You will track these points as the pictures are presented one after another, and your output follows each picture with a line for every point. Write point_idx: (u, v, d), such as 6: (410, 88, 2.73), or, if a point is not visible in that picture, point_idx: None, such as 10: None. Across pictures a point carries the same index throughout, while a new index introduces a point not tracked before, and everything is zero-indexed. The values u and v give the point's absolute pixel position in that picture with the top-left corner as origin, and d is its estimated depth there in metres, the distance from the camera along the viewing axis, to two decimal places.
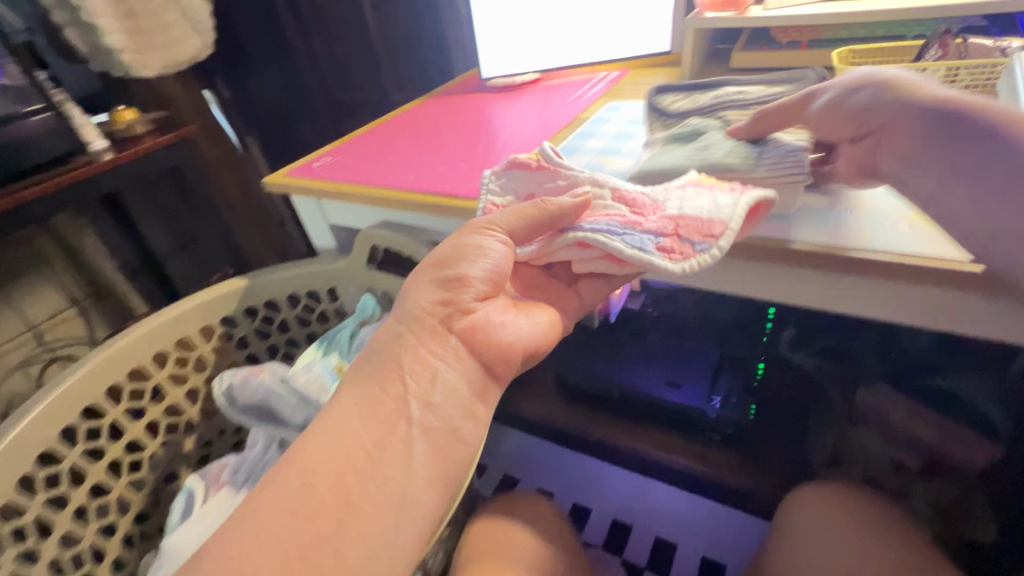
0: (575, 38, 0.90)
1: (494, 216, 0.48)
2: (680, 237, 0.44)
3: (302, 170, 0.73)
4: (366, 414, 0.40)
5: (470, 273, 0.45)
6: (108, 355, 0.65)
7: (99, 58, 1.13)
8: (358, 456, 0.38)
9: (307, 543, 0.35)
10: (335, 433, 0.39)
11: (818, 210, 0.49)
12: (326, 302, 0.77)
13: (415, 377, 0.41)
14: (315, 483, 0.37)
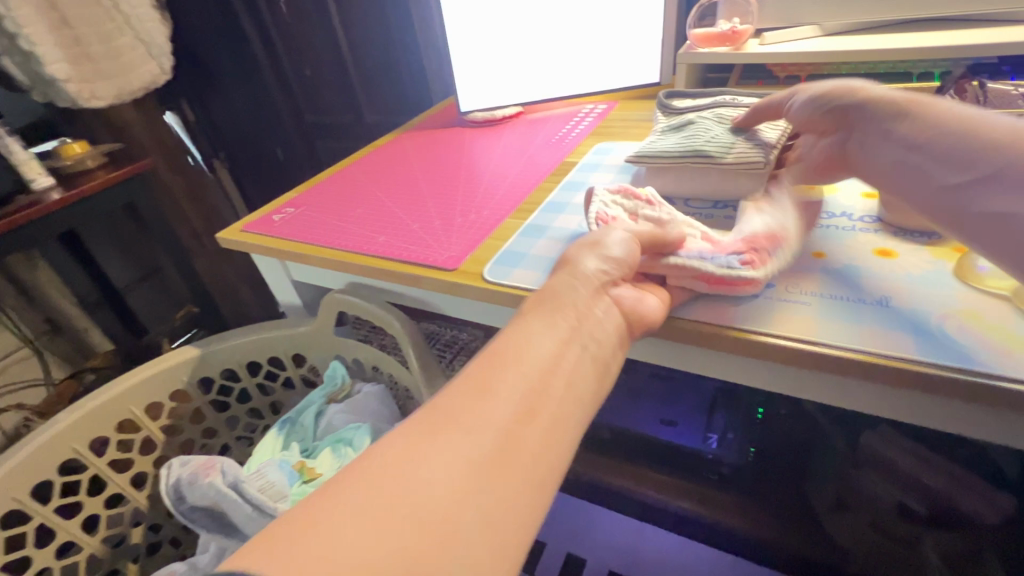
0: (560, 68, 0.84)
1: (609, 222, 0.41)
2: (756, 250, 0.42)
3: (261, 224, 0.66)
4: (553, 327, 0.31)
5: (589, 267, 0.36)
6: (35, 449, 0.56)
7: (42, 88, 1.04)
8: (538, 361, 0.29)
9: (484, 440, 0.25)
10: (517, 349, 0.29)
11: (848, 297, 0.39)
12: (290, 369, 0.69)
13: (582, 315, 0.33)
14: (502, 394, 0.27)
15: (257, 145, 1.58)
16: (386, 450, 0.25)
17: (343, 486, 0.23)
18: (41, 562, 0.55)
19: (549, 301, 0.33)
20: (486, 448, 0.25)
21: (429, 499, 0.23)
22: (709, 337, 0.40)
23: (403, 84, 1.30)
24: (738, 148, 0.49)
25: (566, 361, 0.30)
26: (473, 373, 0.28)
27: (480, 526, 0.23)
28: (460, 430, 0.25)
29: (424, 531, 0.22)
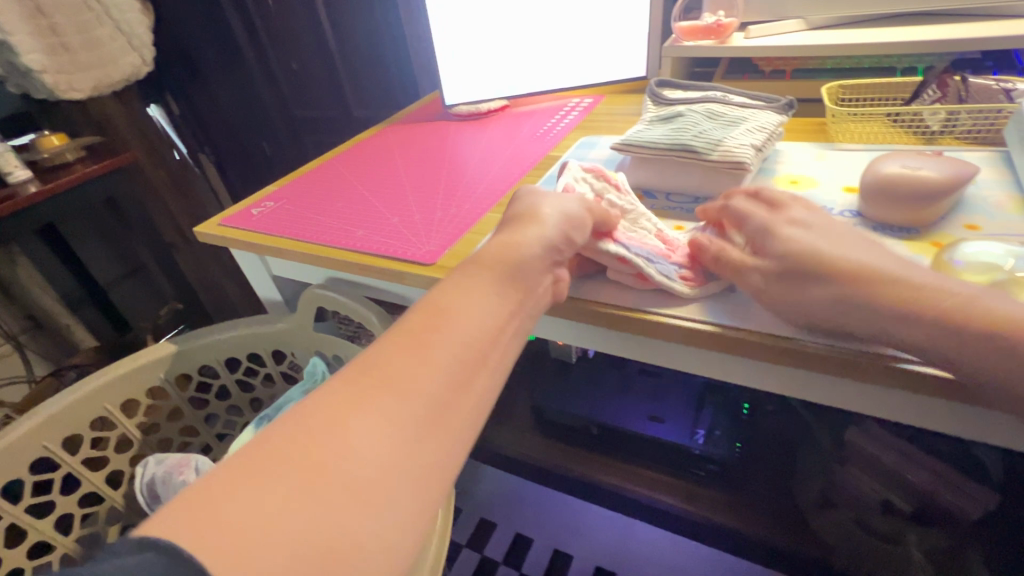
0: (546, 61, 0.83)
1: (563, 199, 0.42)
2: (696, 269, 0.43)
3: (238, 218, 0.65)
4: (489, 297, 0.32)
5: (536, 237, 0.37)
6: (4, 448, 0.55)
7: (17, 80, 1.01)
8: (476, 330, 0.29)
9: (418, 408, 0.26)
10: (457, 317, 0.30)
11: None
12: (271, 365, 0.68)
13: (523, 288, 0.34)
14: (437, 358, 0.27)
15: (243, 139, 1.56)
16: (316, 408, 0.25)
17: (274, 456, 0.23)
18: (12, 562, 0.54)
19: (489, 270, 0.34)
20: (421, 409, 0.26)
21: (363, 459, 0.23)
22: (692, 336, 0.40)
23: (390, 78, 1.29)
24: (726, 144, 0.47)
25: (501, 330, 0.31)
26: (406, 334, 0.29)
27: (411, 487, 0.24)
28: (395, 392, 0.26)
29: (358, 490, 0.23)
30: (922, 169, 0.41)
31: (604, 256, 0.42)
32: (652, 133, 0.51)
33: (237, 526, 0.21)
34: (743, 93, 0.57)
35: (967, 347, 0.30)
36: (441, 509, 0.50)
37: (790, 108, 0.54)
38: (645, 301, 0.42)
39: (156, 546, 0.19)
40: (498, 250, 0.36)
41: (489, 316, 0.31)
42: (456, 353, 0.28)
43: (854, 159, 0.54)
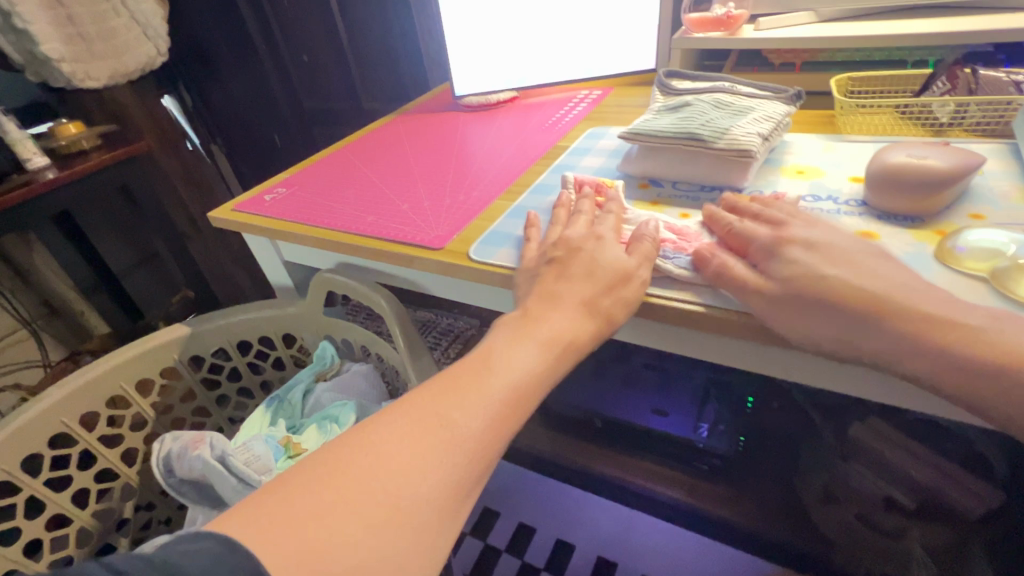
0: (555, 52, 0.84)
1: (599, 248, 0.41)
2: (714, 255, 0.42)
3: (252, 203, 0.66)
4: (539, 352, 0.34)
5: (582, 286, 0.38)
6: (23, 424, 0.57)
7: (36, 68, 1.04)
8: (524, 390, 0.32)
9: (466, 463, 0.29)
10: (508, 371, 0.32)
11: None
12: (281, 349, 0.70)
13: (570, 338, 0.35)
14: (482, 425, 0.30)
15: (254, 130, 1.58)
16: (372, 459, 0.27)
17: (338, 488, 0.26)
18: (31, 532, 0.56)
19: (529, 325, 0.36)
20: (464, 477, 0.28)
21: (411, 520, 0.26)
22: (703, 321, 0.40)
23: (400, 70, 1.30)
24: (732, 133, 0.48)
25: (543, 386, 0.33)
26: (453, 391, 0.31)
27: (447, 532, 0.28)
28: (443, 457, 0.28)
29: (404, 535, 0.26)
30: (928, 158, 0.42)
31: None
32: (661, 122, 0.52)
33: (304, 552, 0.24)
34: (752, 84, 0.57)
35: (988, 336, 0.31)
36: None
37: (798, 99, 0.54)
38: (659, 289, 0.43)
39: (215, 536, 0.23)
40: (546, 301, 0.38)
41: (535, 374, 0.33)
42: (505, 410, 0.31)
43: (861, 151, 0.54)
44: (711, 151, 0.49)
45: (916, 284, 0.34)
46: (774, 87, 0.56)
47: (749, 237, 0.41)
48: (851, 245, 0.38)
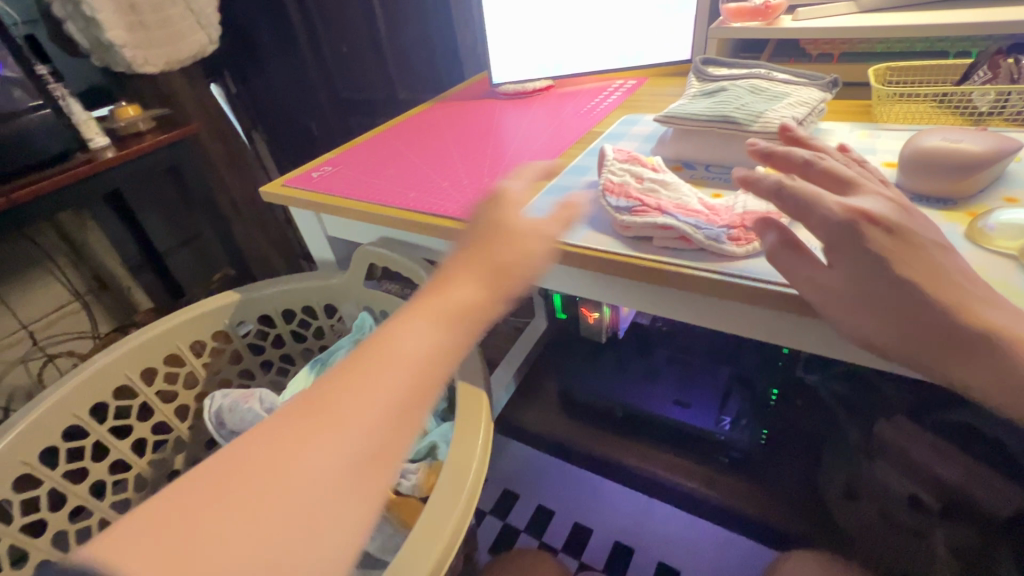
0: (591, 41, 0.86)
1: (509, 220, 0.41)
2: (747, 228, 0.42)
3: (300, 179, 0.70)
4: (432, 328, 0.34)
5: (482, 263, 0.38)
6: (92, 374, 0.62)
7: (101, 53, 1.11)
8: (416, 363, 0.33)
9: (356, 438, 0.29)
10: (400, 348, 0.33)
11: None
12: (323, 318, 0.74)
13: (463, 310, 0.36)
14: (374, 398, 0.31)
15: (293, 119, 1.64)
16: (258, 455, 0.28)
17: (227, 482, 0.27)
18: (95, 474, 0.61)
19: (425, 303, 0.36)
20: (358, 451, 0.29)
21: (300, 504, 0.27)
22: (738, 293, 0.40)
23: (435, 61, 1.33)
24: (767, 116, 0.49)
25: (438, 358, 0.34)
26: (342, 377, 0.32)
27: (345, 505, 0.28)
28: (332, 437, 0.29)
29: (296, 518, 0.27)
30: (963, 142, 0.42)
31: (650, 228, 0.43)
32: (697, 106, 0.53)
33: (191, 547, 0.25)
34: (787, 72, 0.58)
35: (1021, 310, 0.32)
36: (481, 438, 0.48)
37: (834, 86, 0.55)
38: (690, 258, 0.42)
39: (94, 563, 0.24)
40: (444, 280, 0.38)
41: (429, 348, 0.34)
42: (396, 384, 0.32)
43: (896, 138, 0.54)
44: (745, 133, 0.50)
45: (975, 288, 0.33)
46: (810, 75, 0.57)
47: (813, 215, 0.34)
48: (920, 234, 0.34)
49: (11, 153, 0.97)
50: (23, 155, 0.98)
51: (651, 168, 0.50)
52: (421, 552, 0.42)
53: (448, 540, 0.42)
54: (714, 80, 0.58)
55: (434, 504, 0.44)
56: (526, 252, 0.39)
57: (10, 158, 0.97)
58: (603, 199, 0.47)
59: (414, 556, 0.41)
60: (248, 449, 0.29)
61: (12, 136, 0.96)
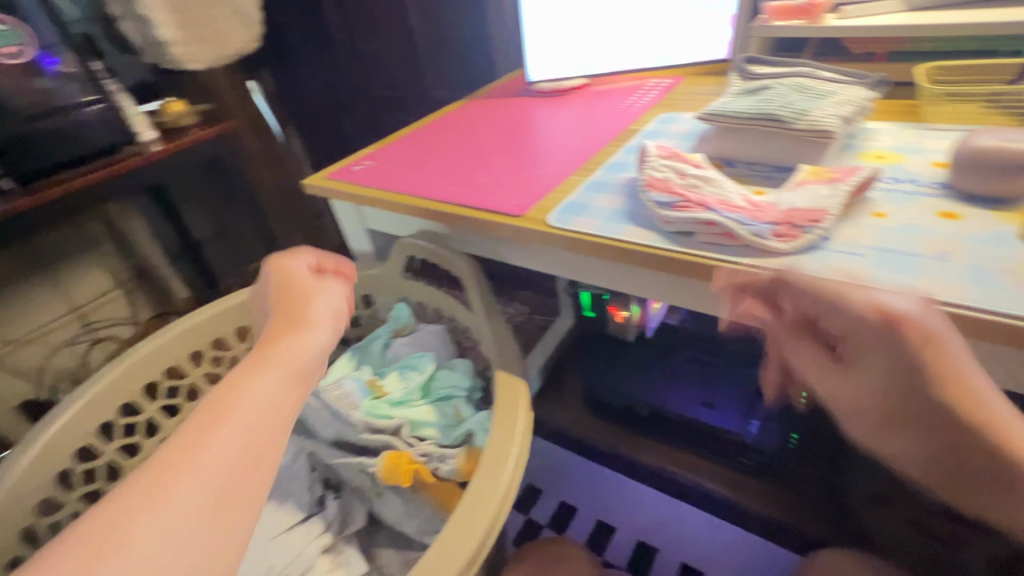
0: (629, 40, 0.86)
1: (311, 300, 0.50)
2: (791, 223, 0.42)
3: (342, 172, 0.72)
4: (272, 375, 0.40)
5: (306, 324, 0.47)
6: (145, 355, 0.65)
7: (151, 50, 1.15)
8: (261, 405, 0.38)
9: (213, 474, 0.33)
10: (242, 394, 0.38)
11: (911, 250, 0.39)
12: (359, 307, 0.77)
13: (296, 357, 0.43)
14: (226, 442, 0.35)
15: (327, 116, 1.67)
16: (98, 527, 0.30)
17: (72, 552, 0.28)
18: (147, 450, 0.65)
19: (261, 358, 0.42)
20: (208, 497, 0.32)
21: (157, 545, 0.30)
22: (784, 289, 0.40)
23: (468, 59, 1.35)
24: (812, 115, 0.49)
25: (282, 397, 0.40)
26: (182, 438, 0.35)
27: (207, 536, 0.31)
28: (184, 479, 0.32)
29: (153, 559, 0.29)
30: (1018, 142, 0.42)
31: (694, 224, 0.43)
32: (740, 103, 0.53)
33: None
34: (832, 71, 0.57)
35: None
36: (519, 426, 0.50)
37: (880, 85, 0.54)
38: (733, 255, 0.42)
39: None
40: (273, 342, 0.44)
41: (273, 388, 0.39)
42: (248, 422, 0.36)
43: (944, 138, 0.53)
44: (790, 131, 0.50)
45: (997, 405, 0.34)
46: (854, 75, 0.57)
47: (843, 319, 0.37)
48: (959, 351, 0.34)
49: (66, 145, 1.01)
50: (75, 147, 1.03)
51: (693, 164, 0.50)
52: (460, 538, 0.43)
53: (487, 526, 0.44)
54: (758, 77, 0.58)
55: (473, 490, 0.46)
56: (326, 318, 0.49)
57: (60, 149, 1.01)
58: (645, 194, 0.48)
59: (452, 544, 0.43)
60: (88, 524, 0.30)
61: (65, 128, 1.00)
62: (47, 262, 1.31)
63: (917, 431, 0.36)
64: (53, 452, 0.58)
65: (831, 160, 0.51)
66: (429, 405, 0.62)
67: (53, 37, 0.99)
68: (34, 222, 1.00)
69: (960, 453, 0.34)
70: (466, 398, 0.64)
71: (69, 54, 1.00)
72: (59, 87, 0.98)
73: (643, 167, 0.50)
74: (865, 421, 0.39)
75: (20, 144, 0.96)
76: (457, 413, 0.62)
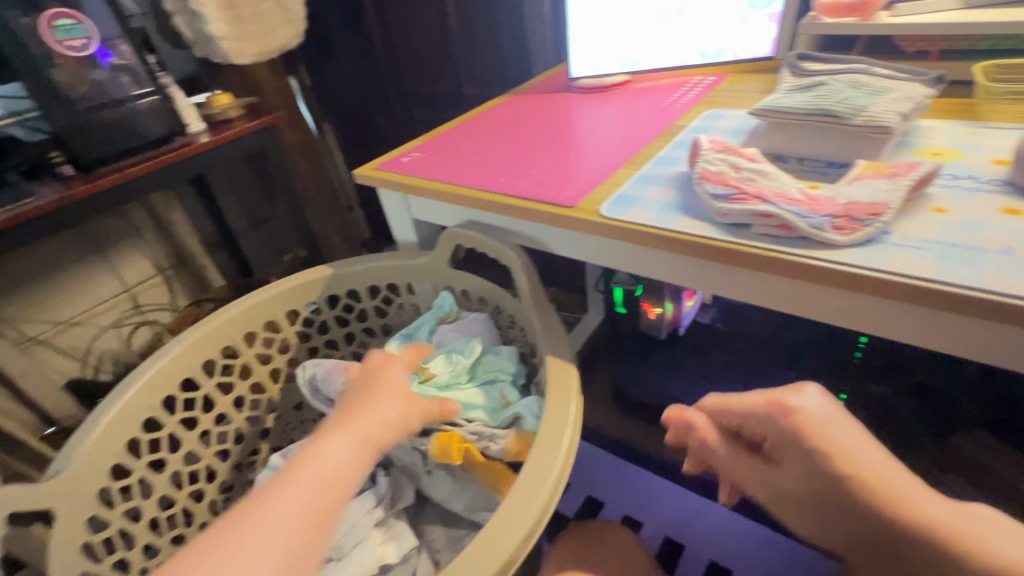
0: (673, 37, 0.86)
1: (390, 370, 0.57)
2: (850, 216, 0.42)
3: (391, 164, 0.74)
4: (346, 445, 0.47)
5: (384, 394, 0.53)
6: (205, 334, 0.68)
7: (202, 44, 1.20)
8: (334, 474, 0.44)
9: (286, 531, 0.40)
10: (319, 459, 0.45)
11: (976, 245, 0.39)
12: (403, 295, 0.79)
13: (371, 429, 0.49)
14: (299, 501, 0.41)
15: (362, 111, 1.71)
16: (205, 559, 0.37)
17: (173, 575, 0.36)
18: (204, 424, 0.67)
19: (341, 427, 0.49)
20: (292, 547, 0.39)
21: None
22: (845, 280, 0.40)
23: (504, 56, 1.36)
24: (870, 111, 0.49)
25: (349, 467, 0.46)
26: (271, 490, 0.42)
27: None
28: (261, 531, 0.39)
29: None
30: None
31: (750, 215, 0.44)
32: (794, 99, 0.54)
33: None
34: (888, 68, 0.57)
35: None
36: (572, 410, 0.51)
37: (939, 82, 0.54)
38: (789, 247, 0.43)
39: None
40: (353, 411, 0.51)
41: (344, 457, 0.46)
42: (318, 486, 0.43)
43: (1004, 137, 0.53)
44: (846, 127, 0.50)
45: (892, 470, 0.46)
46: (909, 72, 0.57)
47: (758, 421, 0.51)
48: (849, 440, 0.47)
49: (121, 134, 1.06)
50: (129, 138, 1.07)
51: (748, 158, 0.51)
52: (518, 514, 0.44)
53: (542, 504, 0.45)
54: (811, 74, 0.58)
55: (529, 468, 0.47)
56: (403, 391, 0.55)
57: (116, 140, 1.05)
58: (699, 186, 0.48)
59: (510, 520, 0.44)
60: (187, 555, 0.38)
61: (121, 119, 1.05)
62: (97, 248, 1.37)
63: (835, 507, 0.47)
64: (122, 421, 0.61)
65: (888, 155, 0.51)
66: (476, 388, 0.64)
67: (111, 30, 1.02)
68: (97, 207, 1.03)
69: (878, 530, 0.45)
70: (511, 383, 0.65)
71: (126, 47, 1.04)
72: (113, 79, 1.03)
73: (697, 161, 0.51)
74: (798, 503, 0.51)
75: (82, 132, 1.00)
76: (502, 396, 0.63)
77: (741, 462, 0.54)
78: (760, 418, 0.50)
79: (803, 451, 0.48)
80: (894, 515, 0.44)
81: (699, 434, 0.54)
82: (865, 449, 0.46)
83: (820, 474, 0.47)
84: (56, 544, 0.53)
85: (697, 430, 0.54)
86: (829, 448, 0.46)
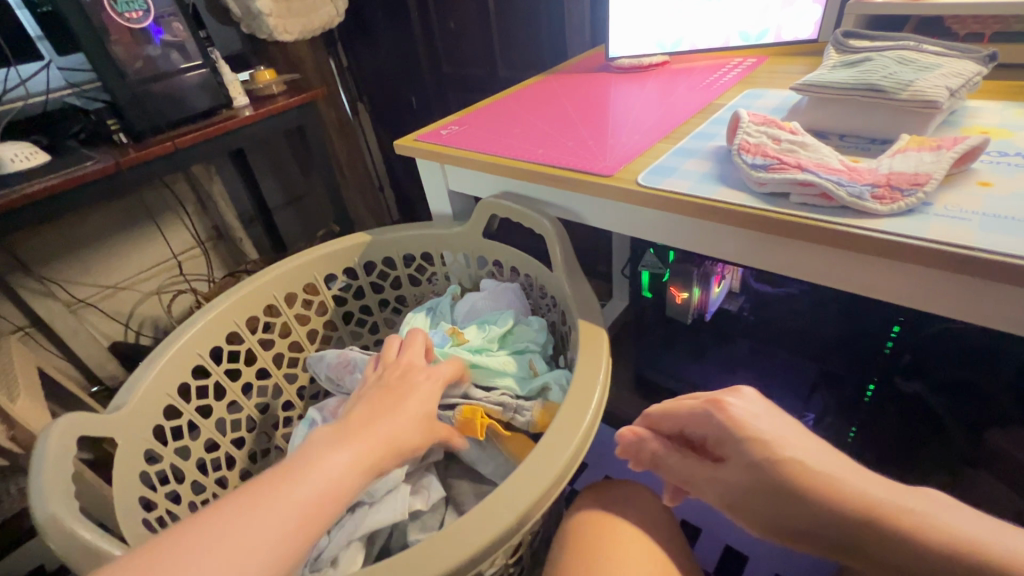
0: (714, 19, 0.86)
1: (410, 384, 0.54)
2: (892, 186, 0.42)
3: (430, 135, 0.76)
4: (354, 453, 0.43)
5: (403, 410, 0.50)
6: (251, 290, 0.72)
7: (249, 21, 1.24)
8: (336, 485, 0.40)
9: (271, 533, 0.35)
10: (323, 463, 0.41)
11: (1015, 218, 0.39)
12: (437, 265, 0.82)
13: (384, 442, 0.46)
14: (290, 504, 0.37)
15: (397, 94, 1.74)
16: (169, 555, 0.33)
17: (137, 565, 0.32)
18: (247, 374, 0.71)
19: (350, 434, 0.45)
20: (271, 558, 0.34)
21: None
22: (885, 247, 0.40)
23: (540, 41, 1.37)
24: (917, 85, 0.49)
25: (349, 478, 0.41)
26: (254, 495, 0.37)
27: None
28: (246, 525, 0.35)
29: None
30: None
31: (789, 184, 0.45)
32: (838, 74, 0.54)
33: None
34: (935, 46, 0.56)
35: None
36: (602, 372, 0.53)
37: (991, 60, 0.53)
38: (828, 215, 0.43)
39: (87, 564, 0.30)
40: (366, 419, 0.47)
41: (346, 467, 0.42)
42: (317, 491, 0.39)
43: None
44: (891, 102, 0.50)
45: (828, 460, 0.43)
46: (957, 51, 0.56)
47: (697, 422, 0.49)
48: (791, 435, 0.45)
49: (171, 106, 1.10)
50: (178, 110, 1.11)
51: (790, 132, 0.51)
52: (548, 457, 0.46)
53: (571, 454, 0.47)
54: (855, 51, 0.57)
55: (556, 423, 0.49)
56: (420, 410, 0.52)
57: (167, 111, 1.10)
58: (738, 156, 0.49)
59: (542, 463, 0.46)
60: (161, 543, 0.33)
61: (170, 91, 1.09)
62: (143, 217, 1.43)
63: (781, 502, 0.42)
64: (174, 363, 0.65)
65: (932, 132, 0.51)
66: (508, 356, 0.67)
67: (166, 7, 1.07)
68: (148, 174, 1.07)
69: (824, 522, 0.41)
70: (539, 353, 0.69)
71: (179, 23, 1.09)
72: (164, 55, 1.08)
73: (738, 133, 0.51)
74: (747, 508, 0.45)
75: (136, 103, 1.05)
76: (531, 367, 0.66)
77: (687, 466, 0.50)
78: (697, 419, 0.49)
79: (739, 446, 0.45)
80: (844, 506, 0.40)
81: (649, 446, 0.53)
82: (793, 439, 0.44)
83: (760, 468, 0.43)
84: (118, 471, 0.57)
85: (646, 442, 0.53)
86: (765, 438, 0.44)
